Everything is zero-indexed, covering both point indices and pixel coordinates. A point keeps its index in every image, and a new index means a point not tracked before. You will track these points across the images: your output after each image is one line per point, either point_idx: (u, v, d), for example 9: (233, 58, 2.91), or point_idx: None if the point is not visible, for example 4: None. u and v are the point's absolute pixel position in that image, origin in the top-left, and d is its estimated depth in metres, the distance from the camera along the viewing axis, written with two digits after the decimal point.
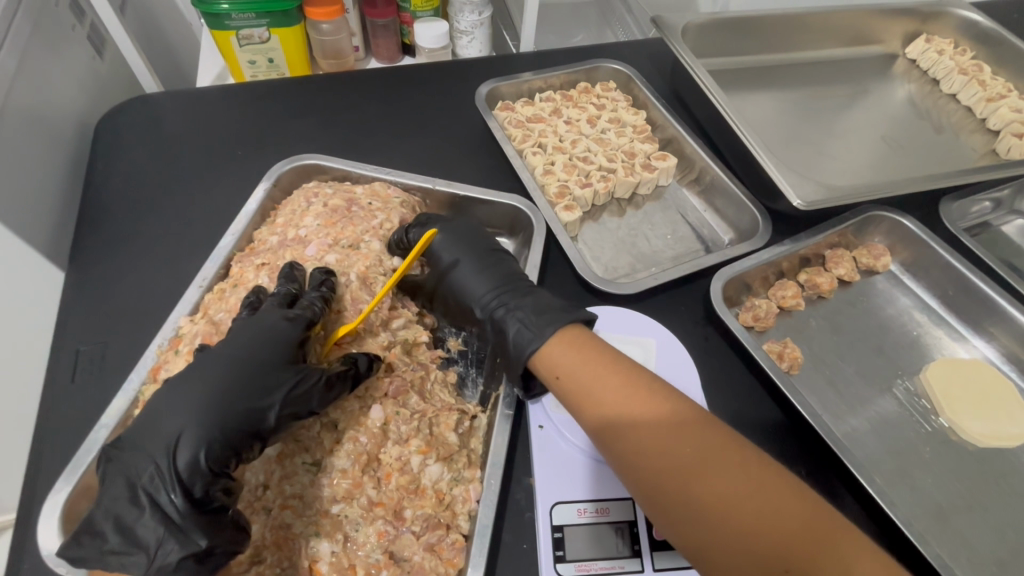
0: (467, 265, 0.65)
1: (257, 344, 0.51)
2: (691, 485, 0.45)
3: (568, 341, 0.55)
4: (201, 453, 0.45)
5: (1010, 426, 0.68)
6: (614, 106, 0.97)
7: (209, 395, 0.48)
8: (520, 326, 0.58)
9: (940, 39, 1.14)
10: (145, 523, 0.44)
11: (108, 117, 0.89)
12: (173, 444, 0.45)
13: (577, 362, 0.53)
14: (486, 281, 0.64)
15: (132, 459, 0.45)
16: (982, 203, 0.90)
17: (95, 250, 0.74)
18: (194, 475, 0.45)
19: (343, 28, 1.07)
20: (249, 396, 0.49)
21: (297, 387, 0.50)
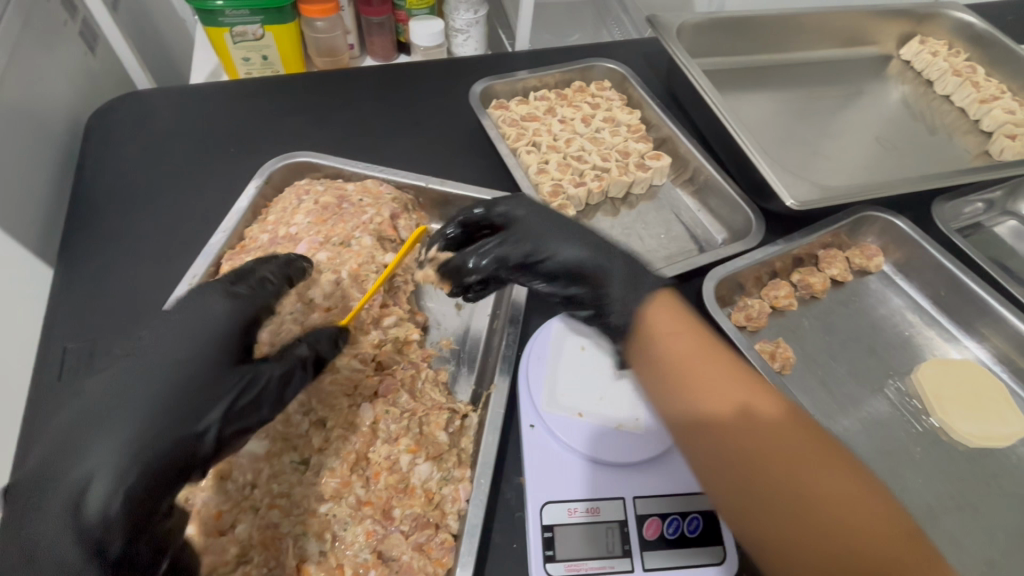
0: (559, 234, 0.57)
1: (187, 358, 0.48)
2: (776, 468, 0.45)
3: (676, 313, 0.53)
4: (114, 502, 0.42)
5: (1001, 426, 0.68)
6: (609, 105, 0.96)
7: (128, 424, 0.44)
8: (623, 287, 0.55)
9: (933, 41, 1.15)
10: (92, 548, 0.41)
11: (99, 113, 0.88)
12: (90, 484, 0.42)
13: (680, 333, 0.52)
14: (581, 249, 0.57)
15: (38, 513, 0.42)
16: (974, 204, 0.90)
17: (85, 247, 0.74)
18: (107, 530, 0.42)
19: (338, 25, 1.06)
20: (177, 421, 0.45)
21: (241, 398, 0.48)
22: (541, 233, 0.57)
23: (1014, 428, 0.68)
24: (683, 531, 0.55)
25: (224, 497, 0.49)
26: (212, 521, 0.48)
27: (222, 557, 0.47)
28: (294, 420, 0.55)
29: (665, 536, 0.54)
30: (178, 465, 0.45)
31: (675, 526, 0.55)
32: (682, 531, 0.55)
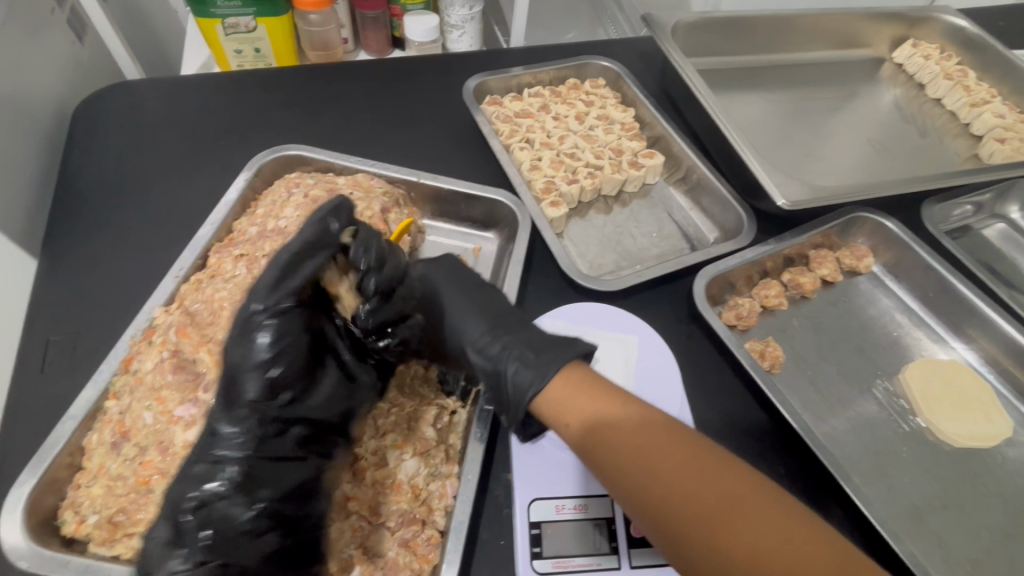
0: (453, 304, 0.60)
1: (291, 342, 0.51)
2: (703, 525, 0.42)
3: (571, 382, 0.51)
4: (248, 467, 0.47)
5: (985, 426, 0.68)
6: (603, 103, 0.96)
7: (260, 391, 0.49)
8: (518, 365, 0.54)
9: (926, 44, 1.15)
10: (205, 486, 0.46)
11: (87, 102, 0.87)
12: (214, 453, 0.47)
13: (579, 402, 0.50)
14: (478, 309, 0.60)
15: (182, 481, 0.46)
16: (963, 207, 0.91)
17: (71, 239, 0.73)
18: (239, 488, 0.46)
19: (332, 19, 1.05)
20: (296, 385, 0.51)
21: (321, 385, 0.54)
22: (438, 297, 0.62)
23: (998, 428, 0.68)
24: None
25: None
26: None
27: None
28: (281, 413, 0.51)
29: None
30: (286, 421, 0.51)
31: None
32: None
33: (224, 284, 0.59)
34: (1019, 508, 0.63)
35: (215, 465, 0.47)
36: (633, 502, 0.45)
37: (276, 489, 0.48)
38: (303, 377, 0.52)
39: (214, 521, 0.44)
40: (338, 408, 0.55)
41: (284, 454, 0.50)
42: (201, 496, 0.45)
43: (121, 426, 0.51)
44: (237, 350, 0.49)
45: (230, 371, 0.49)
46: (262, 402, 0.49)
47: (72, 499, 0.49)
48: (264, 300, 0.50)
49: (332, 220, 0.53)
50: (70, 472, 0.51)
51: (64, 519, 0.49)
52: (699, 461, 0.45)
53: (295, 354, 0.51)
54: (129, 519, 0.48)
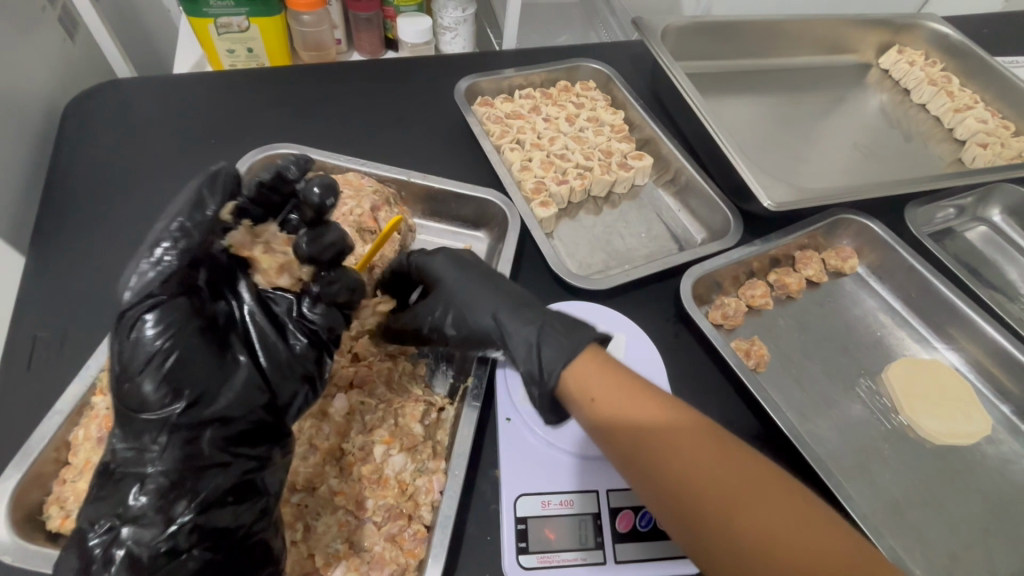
0: (466, 293, 0.59)
1: (184, 335, 0.44)
2: (723, 512, 0.44)
3: (597, 363, 0.52)
4: (152, 485, 0.41)
5: (966, 424, 0.70)
6: (593, 105, 0.97)
7: (159, 390, 0.42)
8: (547, 347, 0.53)
9: (911, 50, 1.17)
10: (109, 511, 0.41)
11: (77, 100, 0.87)
12: (119, 471, 0.42)
13: (605, 383, 0.51)
14: (503, 298, 0.59)
15: (89, 508, 0.41)
16: (946, 210, 0.93)
17: (60, 236, 0.72)
18: (143, 508, 0.40)
19: (325, 20, 1.06)
20: (206, 377, 0.44)
21: (238, 378, 0.46)
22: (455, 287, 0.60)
23: (978, 426, 0.70)
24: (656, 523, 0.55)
25: None
26: None
27: None
28: None
29: (638, 529, 0.55)
30: (197, 424, 0.43)
31: (648, 519, 0.56)
32: (655, 524, 0.55)
33: None
34: (998, 504, 0.64)
35: (122, 484, 0.42)
36: (652, 481, 0.47)
37: (191, 498, 0.42)
38: (204, 372, 0.44)
39: (120, 548, 0.40)
40: (258, 403, 0.47)
41: (206, 459, 0.43)
42: (107, 522, 0.40)
43: (108, 421, 0.51)
44: (121, 350, 0.42)
45: (120, 374, 0.42)
46: (160, 405, 0.42)
47: (58, 494, 0.49)
48: (132, 290, 0.43)
49: (207, 195, 0.46)
50: (55, 468, 0.51)
51: (49, 514, 0.49)
52: (716, 447, 0.47)
53: (192, 348, 0.44)
54: None
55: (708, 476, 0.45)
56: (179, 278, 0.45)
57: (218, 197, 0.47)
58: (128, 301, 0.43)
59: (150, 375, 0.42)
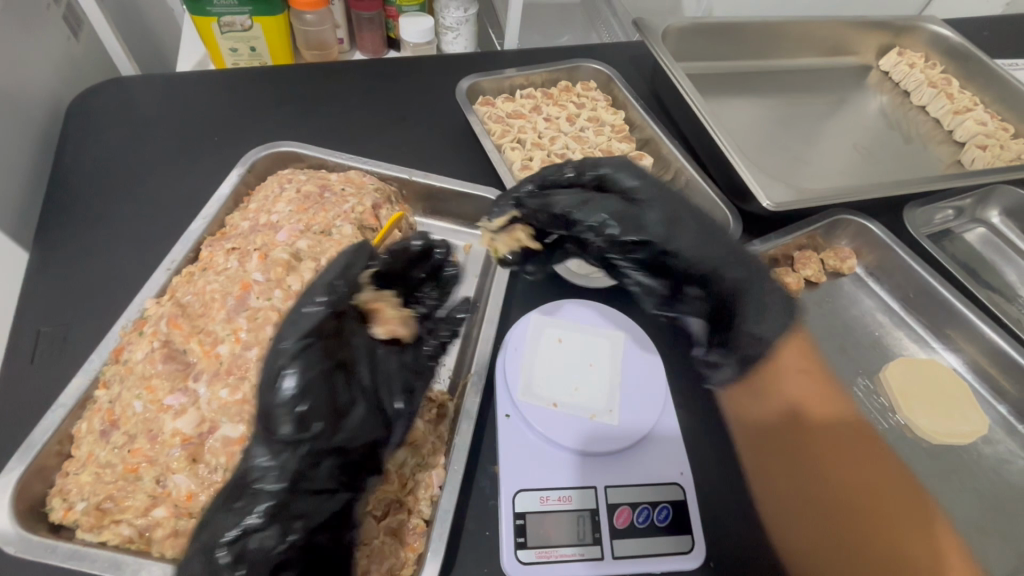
0: (682, 221, 0.53)
1: (314, 380, 0.45)
2: (857, 498, 0.62)
3: (808, 371, 0.72)
4: (275, 503, 0.44)
5: (964, 424, 0.70)
6: (594, 105, 0.98)
7: (291, 427, 0.44)
8: (753, 304, 0.53)
9: (911, 53, 1.18)
10: (239, 519, 0.43)
11: (82, 98, 0.88)
12: (249, 484, 0.44)
13: (810, 383, 0.71)
14: (705, 238, 0.53)
15: (217, 518, 0.44)
16: (944, 211, 0.93)
17: (62, 232, 0.73)
18: (272, 525, 0.43)
19: (328, 19, 1.07)
20: (327, 416, 0.45)
21: (353, 417, 0.47)
22: (666, 215, 0.53)
23: (974, 426, 0.69)
24: (653, 520, 0.56)
25: (197, 480, 0.49)
26: (183, 504, 0.48)
27: None
28: None
29: (636, 525, 0.55)
30: (319, 454, 0.45)
31: (645, 515, 0.56)
32: (652, 520, 0.56)
33: (216, 277, 0.59)
34: (994, 504, 0.65)
35: (248, 497, 0.44)
36: (808, 464, 0.64)
37: (308, 520, 0.44)
38: (333, 413, 0.46)
39: (246, 557, 0.42)
40: (371, 438, 0.48)
41: (319, 486, 0.45)
42: (234, 532, 0.43)
43: (110, 414, 0.52)
44: (265, 393, 0.45)
45: (262, 408, 0.45)
46: (293, 438, 0.44)
47: (61, 486, 0.50)
48: (285, 340, 0.46)
49: (354, 258, 0.53)
50: (58, 460, 0.52)
51: (52, 506, 0.49)
52: (864, 444, 0.67)
53: (319, 391, 0.45)
54: (116, 506, 0.48)
55: (869, 482, 0.64)
56: (320, 327, 0.48)
57: (364, 262, 0.54)
58: (274, 353, 0.46)
59: (286, 411, 0.44)
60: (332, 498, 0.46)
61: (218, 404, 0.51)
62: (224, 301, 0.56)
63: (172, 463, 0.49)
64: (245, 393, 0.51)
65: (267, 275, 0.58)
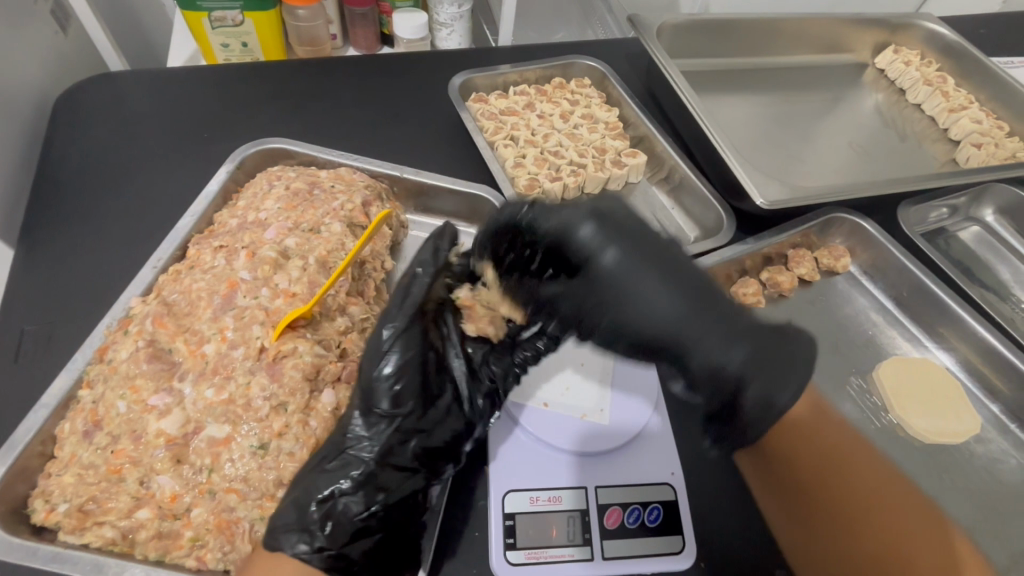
0: (627, 296, 0.46)
1: (408, 367, 0.51)
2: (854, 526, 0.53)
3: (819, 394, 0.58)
4: (366, 474, 0.49)
5: (955, 423, 0.70)
6: (588, 102, 0.97)
7: (388, 406, 0.50)
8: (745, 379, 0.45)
9: (907, 50, 1.17)
10: (330, 483, 0.48)
11: (70, 93, 0.86)
12: (339, 454, 0.50)
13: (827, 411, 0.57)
14: (672, 305, 0.45)
15: (309, 482, 0.48)
16: (939, 210, 0.93)
17: (48, 229, 0.72)
18: (363, 491, 0.49)
19: (320, 14, 1.06)
20: (420, 400, 0.52)
21: (440, 404, 0.54)
22: (615, 277, 0.46)
23: (967, 425, 0.70)
24: (644, 520, 0.56)
25: (182, 481, 0.48)
26: (166, 505, 0.47)
27: (176, 541, 0.47)
28: (254, 403, 0.50)
29: (626, 525, 0.55)
30: (414, 433, 0.52)
31: (636, 516, 0.56)
32: (643, 520, 0.56)
33: (202, 275, 0.58)
34: (985, 503, 0.65)
35: (336, 466, 0.49)
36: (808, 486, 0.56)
37: (390, 495, 0.50)
38: (422, 398, 0.52)
39: (333, 517, 0.48)
40: (455, 426, 0.54)
41: (403, 462, 0.51)
42: (326, 493, 0.48)
43: (94, 415, 0.51)
44: (369, 367, 0.51)
45: (360, 384, 0.51)
46: (388, 413, 0.50)
47: (44, 487, 0.49)
48: (393, 321, 0.52)
49: (441, 244, 0.56)
50: (41, 461, 0.51)
51: (34, 507, 0.48)
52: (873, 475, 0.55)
53: (415, 375, 0.52)
54: (100, 507, 0.47)
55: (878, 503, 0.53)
56: (420, 314, 0.53)
57: (448, 244, 0.57)
58: (379, 332, 0.52)
59: (385, 388, 0.50)
60: (410, 477, 0.52)
61: (203, 405, 0.50)
62: (211, 300, 0.56)
63: (156, 464, 0.48)
64: (230, 392, 0.51)
65: (255, 273, 0.57)
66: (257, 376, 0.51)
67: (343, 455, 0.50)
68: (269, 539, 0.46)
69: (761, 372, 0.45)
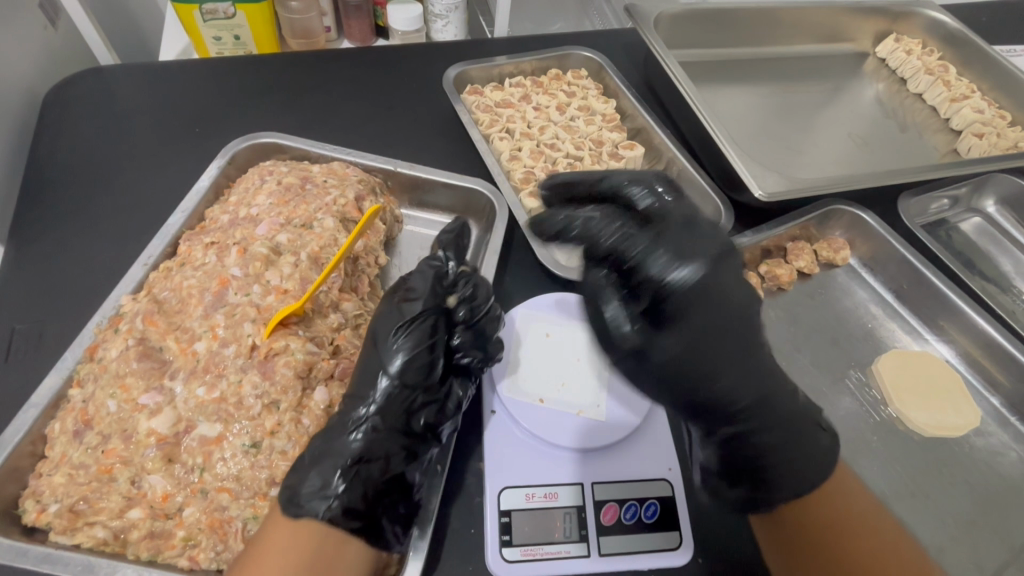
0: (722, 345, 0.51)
1: (420, 348, 0.53)
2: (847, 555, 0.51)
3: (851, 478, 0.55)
4: (377, 441, 0.50)
5: (955, 416, 0.69)
6: (584, 94, 0.96)
7: (402, 379, 0.52)
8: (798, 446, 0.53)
9: (908, 39, 1.16)
10: (348, 448, 0.49)
11: (58, 88, 0.85)
12: (355, 423, 0.50)
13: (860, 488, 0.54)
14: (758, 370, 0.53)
15: (322, 453, 0.48)
16: (940, 201, 0.92)
17: (37, 226, 0.71)
18: (374, 457, 0.49)
19: (313, 6, 1.04)
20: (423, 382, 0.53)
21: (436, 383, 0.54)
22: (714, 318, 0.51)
23: (967, 418, 0.69)
24: (641, 516, 0.55)
25: (173, 480, 0.48)
26: (158, 505, 0.47)
27: (168, 541, 0.47)
28: (247, 401, 0.50)
29: (623, 522, 0.55)
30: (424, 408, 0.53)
31: (633, 512, 0.55)
32: (640, 516, 0.55)
33: (193, 272, 0.58)
34: (985, 497, 0.64)
35: (354, 431, 0.50)
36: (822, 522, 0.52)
37: (404, 461, 0.51)
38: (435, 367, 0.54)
39: (353, 482, 0.47)
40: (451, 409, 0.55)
41: (414, 432, 0.52)
42: (349, 459, 0.48)
43: (84, 414, 0.51)
44: (387, 342, 0.53)
45: (374, 354, 0.53)
46: (406, 383, 0.52)
47: (34, 488, 0.48)
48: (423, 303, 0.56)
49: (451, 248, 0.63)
50: (32, 462, 0.51)
51: (25, 508, 0.48)
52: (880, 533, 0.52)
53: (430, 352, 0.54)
54: (91, 508, 0.47)
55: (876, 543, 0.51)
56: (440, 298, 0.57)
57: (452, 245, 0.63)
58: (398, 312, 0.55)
59: (405, 356, 0.52)
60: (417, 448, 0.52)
61: (195, 404, 0.50)
62: (201, 298, 0.55)
63: (147, 464, 0.48)
64: (221, 391, 0.50)
65: (245, 270, 0.57)
66: (249, 374, 0.51)
67: (357, 422, 0.50)
68: (291, 507, 0.46)
69: (799, 465, 0.53)
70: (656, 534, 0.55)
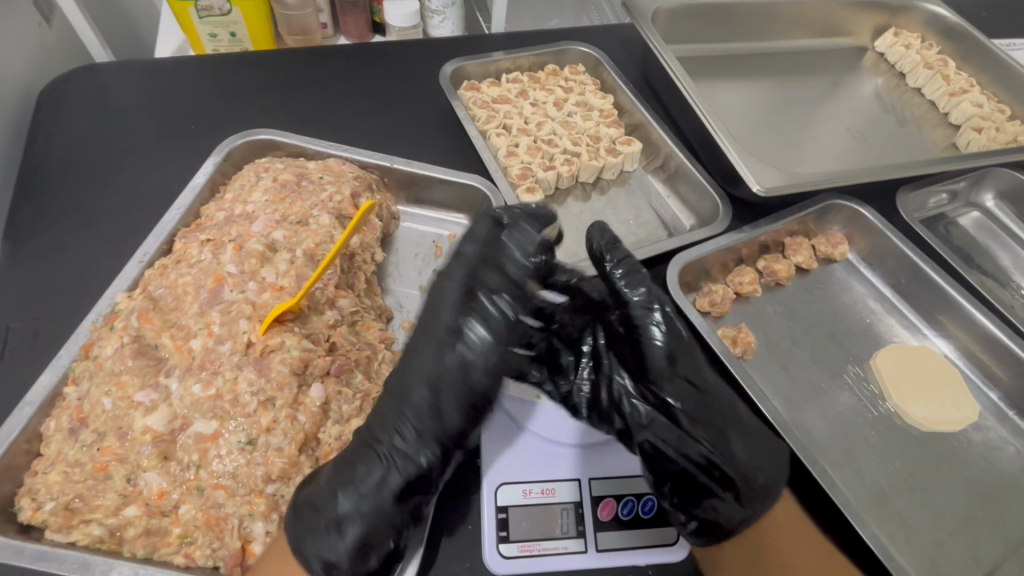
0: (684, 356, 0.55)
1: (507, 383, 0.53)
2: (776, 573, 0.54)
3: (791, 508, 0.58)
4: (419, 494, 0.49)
5: (954, 411, 0.69)
6: (582, 89, 0.96)
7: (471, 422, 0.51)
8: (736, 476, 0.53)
9: (907, 33, 1.15)
10: (378, 507, 0.47)
11: (53, 86, 0.85)
12: (395, 478, 0.48)
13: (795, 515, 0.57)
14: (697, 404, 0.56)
15: (349, 504, 0.47)
16: (938, 195, 0.92)
17: (31, 225, 0.71)
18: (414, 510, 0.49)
19: (309, 3, 1.04)
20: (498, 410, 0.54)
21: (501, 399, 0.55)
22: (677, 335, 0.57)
23: (965, 413, 0.69)
24: (638, 511, 0.55)
25: (169, 477, 0.48)
26: (154, 502, 0.47)
27: (164, 538, 0.47)
28: (242, 398, 0.50)
29: (620, 517, 0.55)
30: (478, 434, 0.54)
31: (630, 507, 0.55)
32: (637, 512, 0.55)
33: (188, 269, 0.57)
34: (983, 491, 0.64)
35: (393, 489, 0.48)
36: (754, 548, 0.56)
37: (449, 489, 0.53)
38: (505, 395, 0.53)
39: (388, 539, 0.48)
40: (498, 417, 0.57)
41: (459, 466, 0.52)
42: (386, 519, 0.47)
43: (79, 412, 0.51)
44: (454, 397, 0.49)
45: (431, 387, 0.49)
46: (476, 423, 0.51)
47: (30, 486, 0.48)
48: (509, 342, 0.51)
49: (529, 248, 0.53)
50: (27, 460, 0.51)
51: (20, 506, 0.48)
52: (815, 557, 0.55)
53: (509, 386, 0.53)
54: (86, 506, 0.47)
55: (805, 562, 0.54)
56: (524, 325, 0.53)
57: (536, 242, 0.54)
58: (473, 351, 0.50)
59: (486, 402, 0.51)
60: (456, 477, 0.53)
61: (190, 401, 0.50)
62: (197, 295, 0.55)
63: (142, 461, 0.48)
64: (217, 388, 0.50)
65: (241, 267, 0.56)
66: (245, 371, 0.51)
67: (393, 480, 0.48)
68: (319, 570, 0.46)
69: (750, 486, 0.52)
70: (649, 532, 0.54)
